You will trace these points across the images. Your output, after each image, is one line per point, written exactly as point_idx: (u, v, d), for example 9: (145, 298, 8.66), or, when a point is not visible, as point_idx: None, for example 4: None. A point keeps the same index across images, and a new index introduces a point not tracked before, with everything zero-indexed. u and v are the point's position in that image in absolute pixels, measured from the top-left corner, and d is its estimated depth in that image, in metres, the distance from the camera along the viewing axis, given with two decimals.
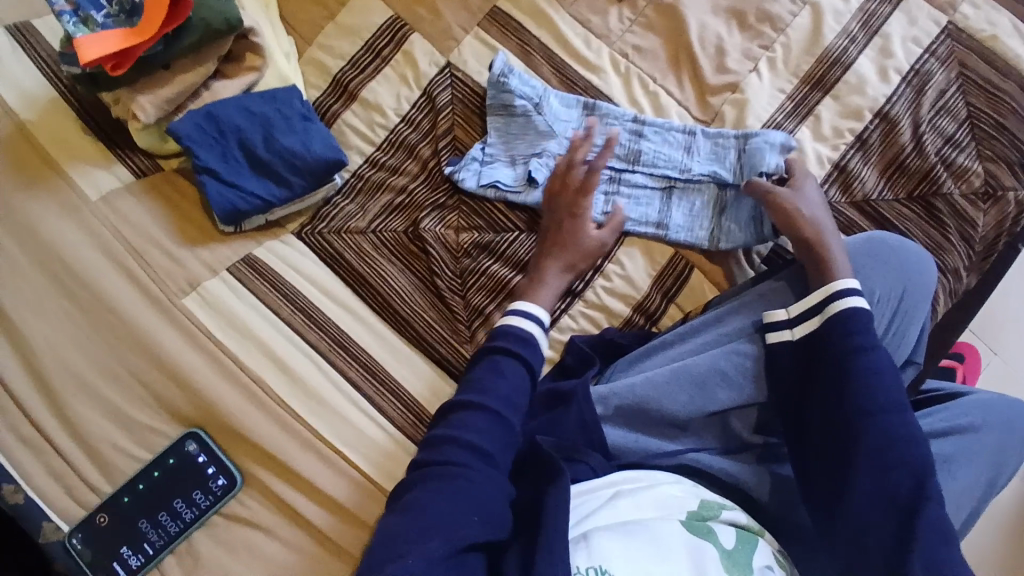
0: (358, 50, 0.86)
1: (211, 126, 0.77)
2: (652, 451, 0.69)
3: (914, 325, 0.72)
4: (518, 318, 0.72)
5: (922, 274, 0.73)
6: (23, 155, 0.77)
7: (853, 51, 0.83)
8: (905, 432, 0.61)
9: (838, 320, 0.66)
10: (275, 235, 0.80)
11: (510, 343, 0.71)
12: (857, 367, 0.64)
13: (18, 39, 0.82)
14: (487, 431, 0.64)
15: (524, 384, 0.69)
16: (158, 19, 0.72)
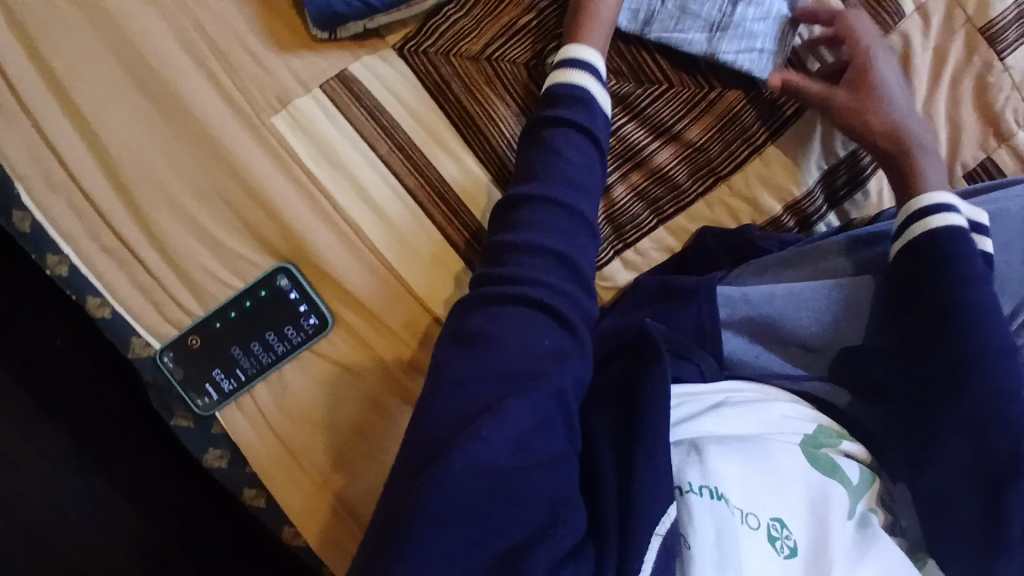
0: None
1: None
2: (770, 371, 0.59)
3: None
4: (580, 75, 0.59)
5: None
6: None
7: None
8: (1003, 380, 0.51)
9: (933, 244, 0.55)
10: (375, 49, 0.67)
11: (572, 109, 0.58)
12: (955, 304, 0.53)
13: None
14: (561, 229, 0.54)
15: (592, 160, 0.58)
16: None
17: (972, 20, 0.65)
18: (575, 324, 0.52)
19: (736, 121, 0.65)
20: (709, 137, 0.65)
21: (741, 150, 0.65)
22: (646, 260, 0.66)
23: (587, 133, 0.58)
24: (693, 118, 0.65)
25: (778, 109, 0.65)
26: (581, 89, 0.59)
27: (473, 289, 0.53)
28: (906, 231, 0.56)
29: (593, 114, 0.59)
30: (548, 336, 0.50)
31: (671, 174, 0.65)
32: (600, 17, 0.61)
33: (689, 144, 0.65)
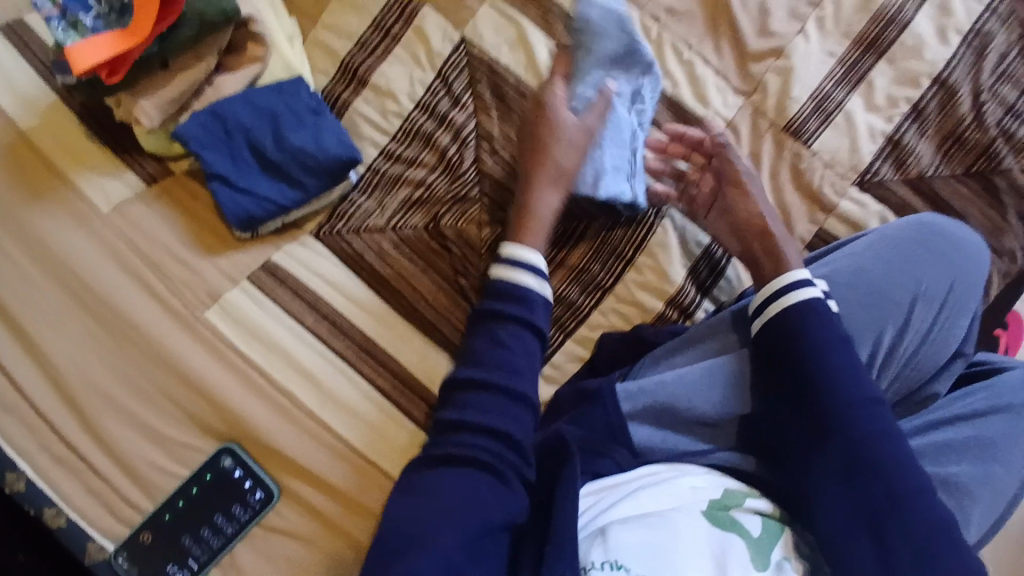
0: (364, 30, 0.78)
1: (217, 126, 0.72)
2: (679, 451, 0.65)
3: (966, 316, 0.66)
4: (509, 272, 0.66)
5: (975, 262, 0.67)
6: (29, 167, 0.75)
7: (909, 9, 0.74)
8: (870, 426, 0.58)
9: (789, 318, 0.63)
10: (294, 237, 0.77)
11: (508, 305, 0.65)
12: (812, 371, 0.61)
13: (13, 39, 0.78)
14: (502, 411, 0.60)
15: (531, 346, 0.64)
16: (151, 18, 0.66)
17: (774, 122, 0.74)
18: (511, 482, 0.58)
19: (607, 243, 0.76)
20: (588, 259, 0.75)
21: (616, 268, 0.75)
22: (561, 371, 0.74)
23: (530, 325, 0.65)
24: (573, 246, 0.76)
25: (638, 227, 0.76)
26: (516, 282, 0.66)
27: (423, 449, 0.61)
28: (762, 312, 0.65)
29: (530, 303, 0.65)
30: (485, 487, 0.57)
31: (564, 296, 0.75)
32: (538, 208, 0.70)
33: (573, 268, 0.75)
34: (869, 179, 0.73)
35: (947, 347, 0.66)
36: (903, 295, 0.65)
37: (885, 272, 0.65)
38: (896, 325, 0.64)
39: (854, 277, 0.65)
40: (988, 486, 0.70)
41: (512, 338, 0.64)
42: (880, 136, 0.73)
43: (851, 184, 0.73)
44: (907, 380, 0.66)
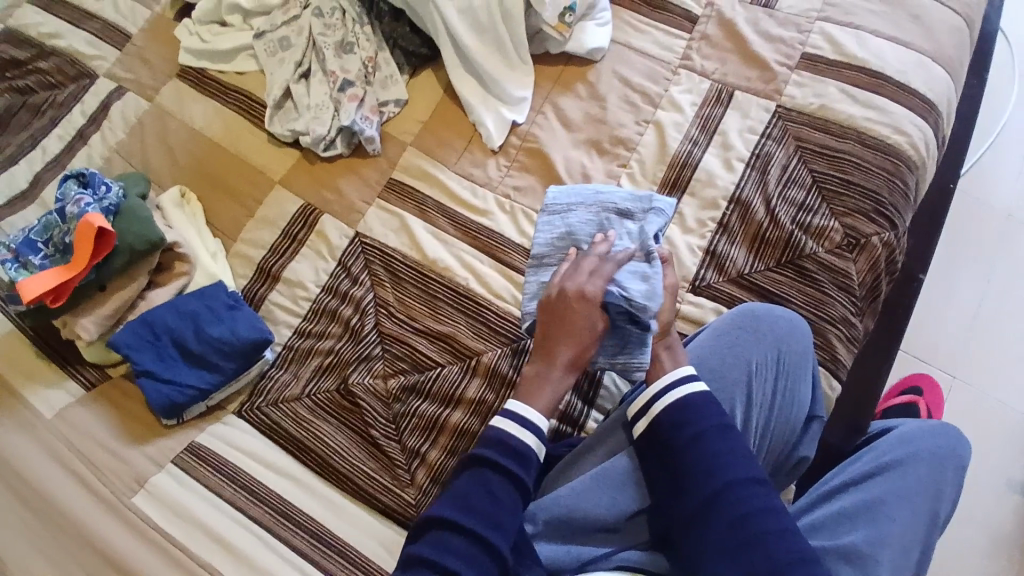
0: (276, 238, 0.95)
1: (146, 332, 0.84)
2: (583, 560, 0.69)
3: (803, 382, 0.77)
4: (514, 428, 0.70)
5: (793, 335, 0.77)
6: None
7: (697, 153, 0.93)
8: (753, 502, 0.65)
9: (670, 415, 0.70)
10: (217, 418, 0.86)
11: (500, 455, 0.68)
12: (693, 459, 0.67)
13: None
14: (468, 557, 0.63)
15: (516, 502, 0.67)
16: (86, 254, 0.79)
17: None
18: None
19: (497, 373, 0.85)
20: (484, 390, 0.84)
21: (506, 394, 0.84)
22: None
23: (519, 481, 0.67)
24: (469, 381, 0.85)
25: (522, 354, 0.85)
26: (519, 442, 0.69)
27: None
28: (642, 415, 0.72)
29: (528, 463, 0.69)
30: None
31: (467, 427, 0.83)
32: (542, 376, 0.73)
33: (472, 400, 0.84)
34: (700, 283, 0.86)
35: (794, 412, 0.76)
36: (738, 374, 0.76)
37: (721, 358, 0.77)
38: (741, 400, 0.76)
39: (708, 369, 0.77)
40: (888, 545, 0.73)
41: (500, 492, 0.66)
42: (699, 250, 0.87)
43: (686, 290, 0.86)
44: (771, 445, 0.76)
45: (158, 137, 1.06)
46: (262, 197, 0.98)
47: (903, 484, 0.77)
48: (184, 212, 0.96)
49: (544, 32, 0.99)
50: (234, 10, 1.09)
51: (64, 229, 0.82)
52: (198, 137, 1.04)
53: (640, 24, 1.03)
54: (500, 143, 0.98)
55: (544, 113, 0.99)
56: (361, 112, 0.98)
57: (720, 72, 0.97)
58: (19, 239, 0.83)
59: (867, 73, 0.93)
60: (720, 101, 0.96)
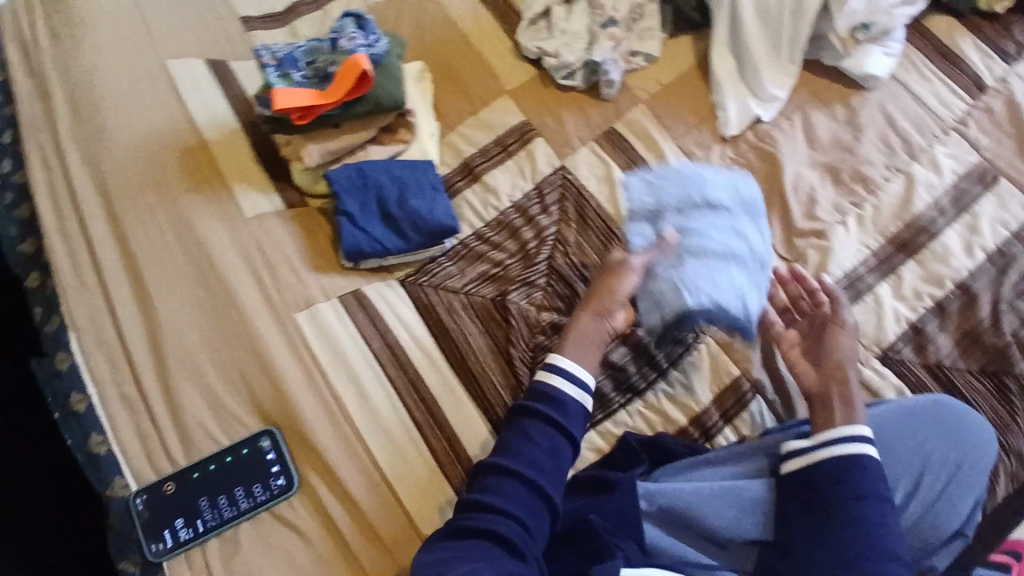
0: (490, 142, 0.98)
1: (360, 181, 0.90)
2: (684, 559, 0.70)
3: (968, 497, 0.71)
4: (551, 376, 0.77)
5: (981, 449, 0.72)
6: (202, 168, 0.96)
7: (941, 222, 0.86)
8: None
9: (829, 467, 0.68)
10: (382, 278, 0.91)
11: (539, 401, 0.75)
12: (839, 515, 0.66)
13: (216, 74, 1.06)
14: (518, 498, 0.69)
15: (557, 441, 0.74)
16: (344, 90, 0.86)
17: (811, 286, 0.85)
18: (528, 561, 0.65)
19: (646, 351, 0.85)
20: (627, 361, 0.84)
21: (648, 375, 0.84)
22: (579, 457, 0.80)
23: (559, 425, 0.74)
24: (615, 346, 0.86)
25: (676, 345, 0.85)
26: (551, 385, 0.76)
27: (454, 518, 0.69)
28: (795, 455, 0.71)
29: (565, 408, 0.75)
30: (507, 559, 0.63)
31: (598, 387, 0.83)
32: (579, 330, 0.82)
33: (613, 365, 0.84)
34: (890, 354, 0.80)
35: (947, 522, 0.70)
36: (910, 459, 0.71)
37: (898, 436, 0.73)
38: (904, 485, 0.71)
39: (880, 440, 0.73)
40: None
41: (540, 436, 0.73)
42: (903, 320, 0.82)
43: (874, 356, 0.80)
44: (913, 542, 0.70)
45: (413, 11, 1.09)
46: (490, 100, 1.01)
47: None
48: (419, 87, 1.00)
49: (826, 40, 0.95)
50: None
51: (330, 60, 0.90)
52: (452, 23, 1.08)
53: (926, 71, 0.96)
54: (733, 133, 0.94)
55: (792, 120, 0.94)
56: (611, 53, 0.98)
57: (993, 150, 0.91)
58: (286, 52, 0.90)
59: None
60: (982, 180, 0.89)
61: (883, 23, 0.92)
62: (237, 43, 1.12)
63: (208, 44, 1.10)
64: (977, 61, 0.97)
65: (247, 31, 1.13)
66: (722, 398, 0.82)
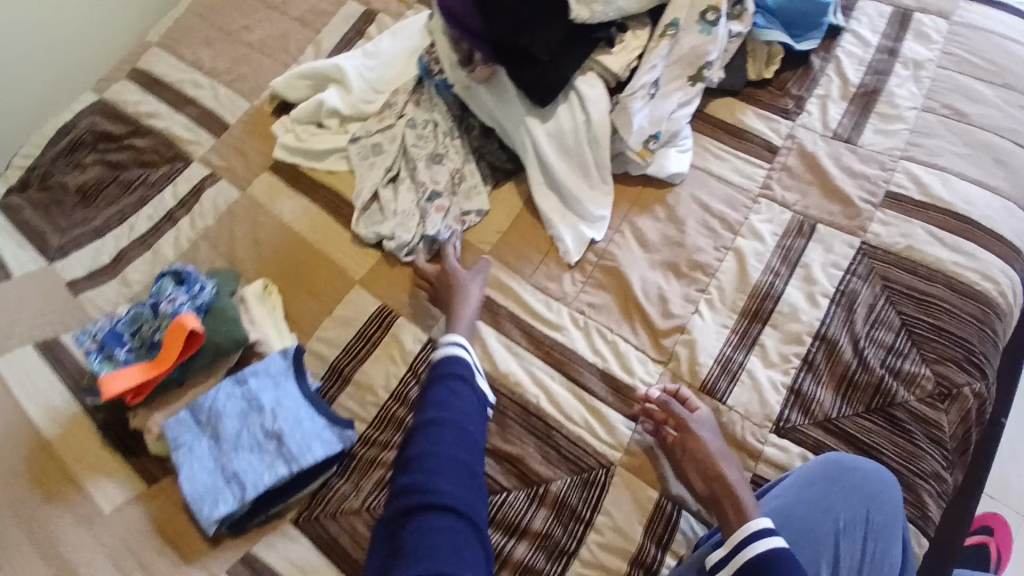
0: (351, 338, 0.96)
1: (210, 429, 0.83)
2: None
3: (895, 544, 0.74)
4: (454, 347, 0.87)
5: (883, 492, 0.75)
6: (46, 472, 0.87)
7: (779, 284, 0.91)
8: None
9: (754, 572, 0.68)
10: (275, 528, 0.85)
11: (456, 366, 0.85)
12: None
13: (47, 356, 0.99)
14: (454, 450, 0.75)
15: (471, 394, 0.83)
16: (174, 354, 0.81)
17: (692, 382, 0.87)
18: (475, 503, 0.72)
19: (566, 506, 0.82)
20: (551, 524, 0.81)
21: (576, 530, 0.80)
22: None
23: (470, 383, 0.84)
24: (535, 511, 0.82)
25: (591, 488, 0.82)
26: (452, 345, 0.87)
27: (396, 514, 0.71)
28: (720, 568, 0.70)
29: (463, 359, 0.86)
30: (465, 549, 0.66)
31: (532, 564, 0.79)
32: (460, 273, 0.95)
33: (538, 533, 0.81)
34: (784, 424, 0.82)
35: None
36: (826, 532, 0.74)
37: (806, 513, 0.75)
38: (829, 560, 0.74)
39: (785, 522, 0.75)
40: None
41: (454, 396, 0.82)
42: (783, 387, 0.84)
43: (769, 431, 0.82)
44: None
45: (247, 228, 1.10)
46: (340, 295, 1.00)
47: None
48: (265, 304, 0.98)
49: (626, 155, 1.00)
50: (333, 114, 1.15)
51: (155, 325, 0.84)
52: (284, 229, 1.08)
53: (718, 150, 1.04)
54: (576, 259, 0.98)
55: (622, 232, 1.00)
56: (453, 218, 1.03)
57: (802, 203, 0.97)
58: (105, 329, 0.85)
59: (957, 216, 0.92)
60: (802, 233, 0.94)
61: (669, 128, 0.99)
62: (67, 314, 1.07)
63: (31, 323, 1.03)
64: (762, 128, 1.04)
65: (74, 295, 1.09)
66: (648, 529, 0.80)
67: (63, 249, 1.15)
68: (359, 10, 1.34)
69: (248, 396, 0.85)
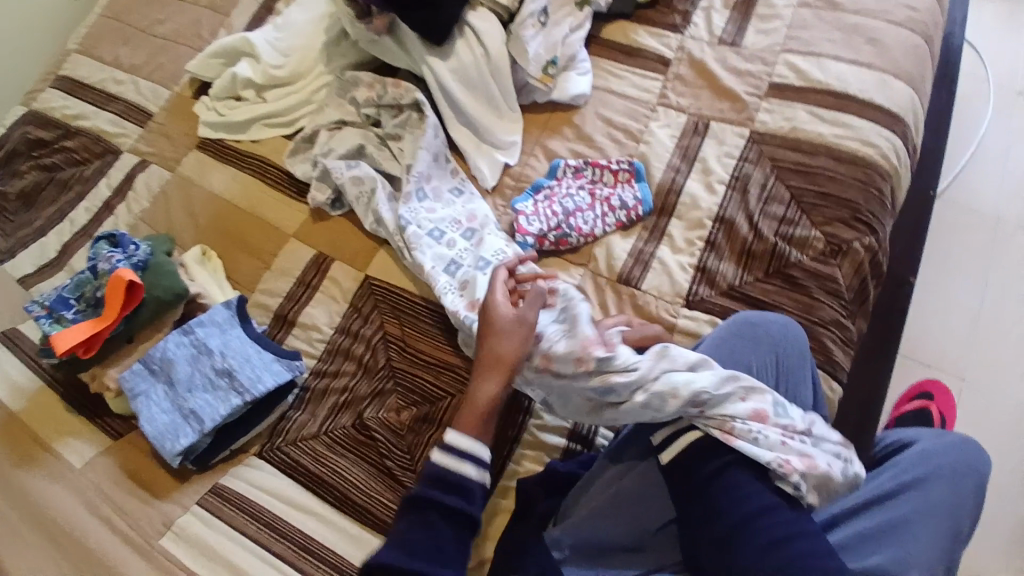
0: (292, 286, 1.01)
1: (163, 376, 0.89)
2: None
3: (804, 382, 0.78)
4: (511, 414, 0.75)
5: (788, 335, 0.79)
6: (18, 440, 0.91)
7: (680, 179, 0.98)
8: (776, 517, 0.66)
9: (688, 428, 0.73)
10: (241, 461, 0.91)
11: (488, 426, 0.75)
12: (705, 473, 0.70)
13: (5, 344, 1.03)
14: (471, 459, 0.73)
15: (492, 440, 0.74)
16: (117, 306, 0.86)
17: (611, 277, 0.94)
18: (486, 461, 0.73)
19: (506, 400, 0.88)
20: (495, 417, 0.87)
21: (516, 418, 0.86)
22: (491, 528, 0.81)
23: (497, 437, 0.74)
24: None
25: None
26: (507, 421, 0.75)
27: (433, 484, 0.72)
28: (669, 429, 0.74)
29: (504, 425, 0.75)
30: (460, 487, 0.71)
31: None
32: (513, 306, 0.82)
33: None
34: (693, 298, 0.89)
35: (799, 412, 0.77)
36: None
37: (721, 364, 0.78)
38: None
39: None
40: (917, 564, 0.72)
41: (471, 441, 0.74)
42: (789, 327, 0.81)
43: (681, 306, 0.89)
44: None
45: (180, 204, 1.14)
46: (276, 249, 1.05)
47: (926, 503, 0.77)
48: (206, 267, 1.03)
49: (531, 85, 1.07)
50: (248, 85, 1.19)
51: (96, 286, 0.89)
52: (217, 199, 1.12)
53: (616, 70, 1.11)
54: (493, 183, 1.04)
55: (534, 155, 1.06)
56: (485, 255, 0.94)
57: (695, 105, 1.04)
58: (53, 297, 0.90)
59: (833, 94, 0.99)
60: (697, 131, 1.02)
61: (564, 53, 1.07)
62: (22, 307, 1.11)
63: None
64: (654, 43, 1.12)
65: (26, 289, 1.12)
66: None
67: (11, 251, 1.19)
68: None
69: (197, 342, 0.90)
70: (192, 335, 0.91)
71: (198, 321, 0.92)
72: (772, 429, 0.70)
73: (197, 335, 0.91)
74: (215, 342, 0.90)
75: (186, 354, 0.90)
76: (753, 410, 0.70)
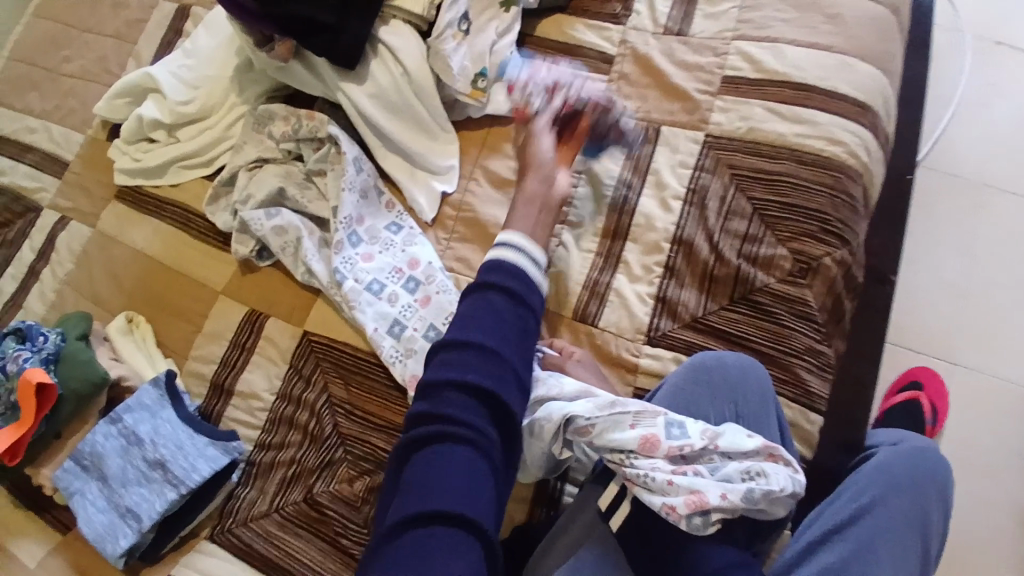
0: (226, 350, 0.94)
1: (93, 474, 0.83)
2: None
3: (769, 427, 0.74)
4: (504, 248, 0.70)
5: (747, 382, 0.75)
6: None
7: (633, 196, 0.90)
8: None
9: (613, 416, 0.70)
10: (192, 548, 0.86)
11: (503, 276, 0.67)
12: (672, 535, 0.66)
13: None
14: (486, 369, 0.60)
15: (511, 318, 0.64)
16: (31, 411, 0.82)
17: (565, 314, 0.86)
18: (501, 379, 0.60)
19: None
20: None
21: None
22: None
23: (512, 306, 0.65)
24: None
25: None
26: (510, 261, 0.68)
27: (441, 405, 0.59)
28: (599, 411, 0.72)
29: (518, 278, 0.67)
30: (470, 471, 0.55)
31: None
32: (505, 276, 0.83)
33: None
34: (654, 333, 0.83)
35: None
36: None
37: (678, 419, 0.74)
38: None
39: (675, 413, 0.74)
40: None
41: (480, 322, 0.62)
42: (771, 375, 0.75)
43: (643, 343, 0.83)
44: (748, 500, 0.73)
45: (103, 265, 1.04)
46: (206, 310, 0.96)
47: (886, 526, 0.75)
48: (133, 337, 0.96)
49: (460, 100, 0.96)
50: (158, 126, 1.07)
51: (8, 389, 0.84)
52: (141, 257, 1.02)
53: None
54: (432, 215, 0.95)
55: (474, 178, 0.96)
56: (433, 320, 0.87)
57: (643, 109, 0.94)
58: None
59: (792, 86, 0.89)
60: (647, 139, 0.92)
61: (495, 62, 0.96)
62: None
63: None
64: (594, 38, 1.01)
65: None
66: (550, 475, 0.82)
67: None
68: (175, 7, 1.23)
69: (126, 431, 0.84)
70: (119, 425, 0.84)
71: (124, 405, 0.85)
72: (664, 457, 0.67)
73: (124, 424, 0.84)
74: (145, 429, 0.84)
75: (116, 447, 0.83)
76: (638, 442, 0.67)
